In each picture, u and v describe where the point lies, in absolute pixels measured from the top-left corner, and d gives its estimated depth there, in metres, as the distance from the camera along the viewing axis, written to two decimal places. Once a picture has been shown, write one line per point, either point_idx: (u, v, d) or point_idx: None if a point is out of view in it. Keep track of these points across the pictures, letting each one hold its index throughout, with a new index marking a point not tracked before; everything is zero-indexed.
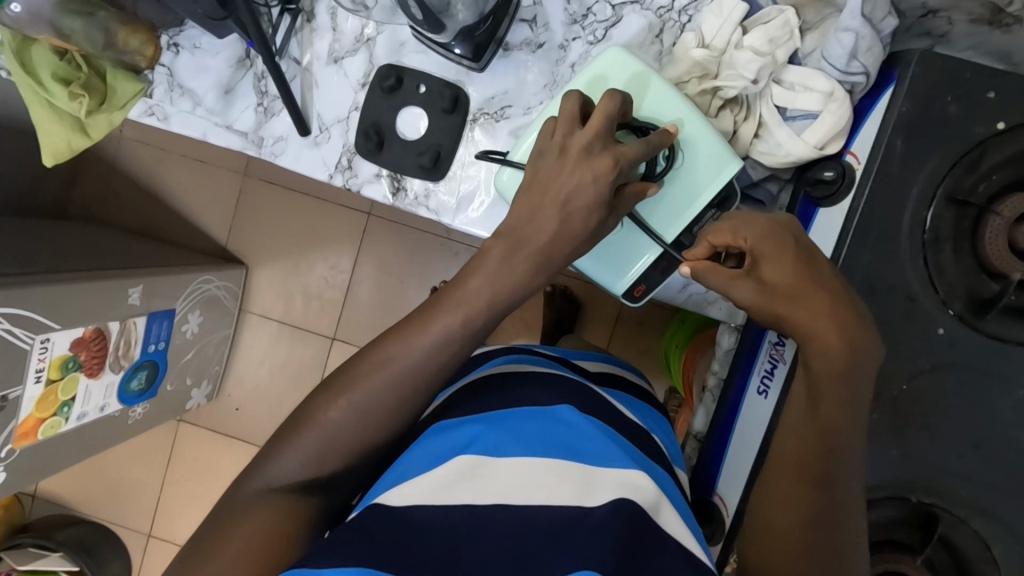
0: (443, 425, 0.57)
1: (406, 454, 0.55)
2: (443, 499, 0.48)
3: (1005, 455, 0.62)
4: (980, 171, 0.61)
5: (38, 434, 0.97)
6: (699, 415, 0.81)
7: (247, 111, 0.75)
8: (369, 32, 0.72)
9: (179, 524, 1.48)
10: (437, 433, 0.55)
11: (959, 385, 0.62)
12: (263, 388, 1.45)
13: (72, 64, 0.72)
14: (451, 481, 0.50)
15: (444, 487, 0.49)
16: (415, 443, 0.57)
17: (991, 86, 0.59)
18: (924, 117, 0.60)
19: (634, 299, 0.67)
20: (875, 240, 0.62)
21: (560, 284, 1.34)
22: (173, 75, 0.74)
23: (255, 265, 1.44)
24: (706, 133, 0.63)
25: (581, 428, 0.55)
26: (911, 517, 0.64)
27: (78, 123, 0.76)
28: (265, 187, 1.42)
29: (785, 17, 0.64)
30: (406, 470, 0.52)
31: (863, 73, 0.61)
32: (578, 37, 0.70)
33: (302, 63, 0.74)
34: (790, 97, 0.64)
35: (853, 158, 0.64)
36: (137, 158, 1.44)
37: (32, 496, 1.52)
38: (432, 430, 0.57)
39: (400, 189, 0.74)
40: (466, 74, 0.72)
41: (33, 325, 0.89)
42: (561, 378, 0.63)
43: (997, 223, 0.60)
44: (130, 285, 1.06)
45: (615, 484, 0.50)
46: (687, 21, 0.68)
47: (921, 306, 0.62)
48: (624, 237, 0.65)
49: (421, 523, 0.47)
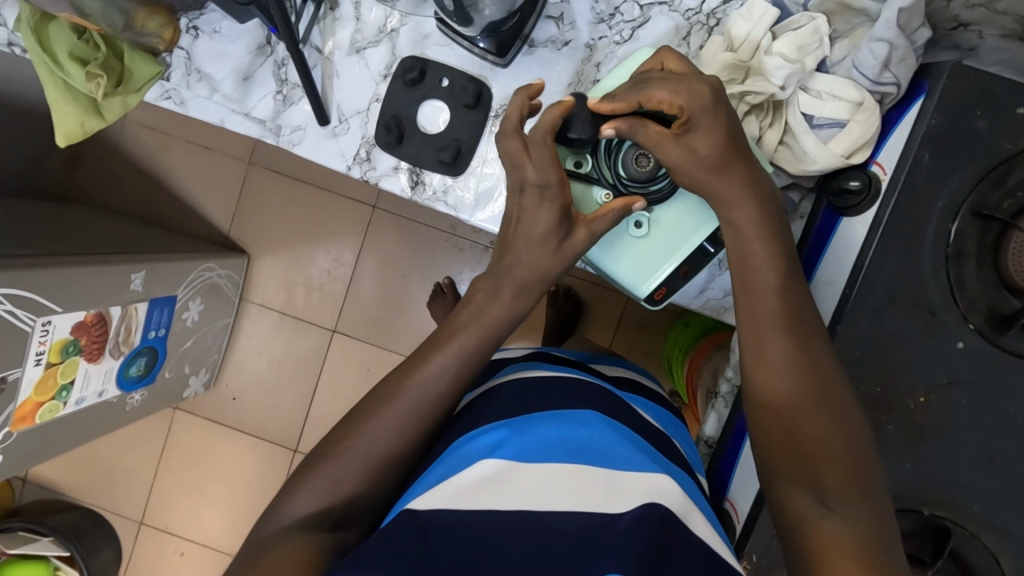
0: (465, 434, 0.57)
1: (433, 466, 0.55)
2: (469, 505, 0.48)
3: (1017, 471, 0.62)
4: (1005, 187, 0.61)
5: (35, 418, 0.95)
6: (710, 419, 0.80)
7: (265, 98, 0.74)
8: (393, 23, 0.71)
9: (171, 513, 1.47)
10: (462, 441, 0.56)
11: (975, 400, 0.62)
12: (261, 379, 1.44)
13: (90, 43, 0.70)
14: (476, 485, 0.50)
15: (468, 492, 0.49)
16: (442, 453, 0.57)
17: (1021, 102, 0.59)
18: (952, 130, 0.60)
19: (654, 302, 0.65)
20: (898, 248, 0.62)
21: (564, 283, 1.34)
22: (191, 60, 0.73)
23: (257, 254, 1.43)
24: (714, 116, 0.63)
25: (606, 433, 0.55)
26: (921, 529, 0.64)
27: (92, 105, 0.74)
28: (270, 176, 1.41)
29: (816, 24, 0.63)
30: (435, 478, 0.52)
31: (893, 83, 0.61)
32: (604, 36, 0.69)
33: (324, 52, 0.73)
34: (817, 105, 0.64)
35: (879, 168, 0.64)
36: (141, 142, 1.42)
37: (23, 480, 1.50)
38: (457, 440, 0.57)
39: (419, 182, 0.73)
40: (490, 69, 0.71)
41: (35, 308, 0.87)
42: (582, 382, 0.64)
43: (1021, 240, 0.60)
44: (133, 270, 1.05)
45: (643, 490, 0.50)
46: (715, 25, 0.68)
47: (941, 318, 0.62)
48: (648, 241, 0.65)
49: (447, 531, 0.46)
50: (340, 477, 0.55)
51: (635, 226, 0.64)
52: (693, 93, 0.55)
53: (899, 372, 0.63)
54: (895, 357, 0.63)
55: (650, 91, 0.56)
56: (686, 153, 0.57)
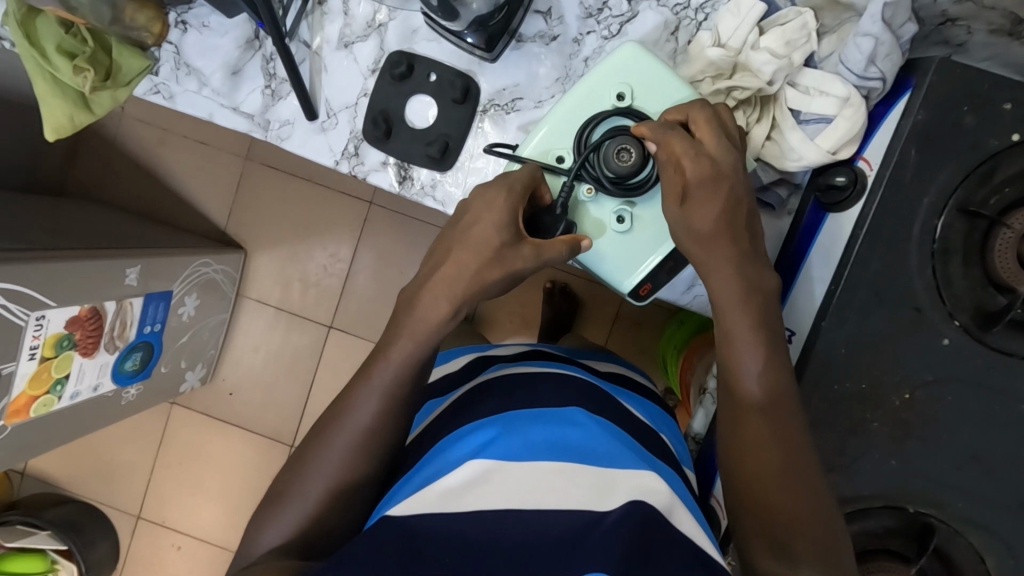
0: (452, 437, 0.57)
1: (414, 471, 0.55)
2: (453, 509, 0.48)
3: (1001, 468, 0.62)
4: (992, 183, 0.61)
5: (30, 412, 0.96)
6: (698, 416, 0.79)
7: (254, 93, 0.74)
8: (381, 18, 0.71)
9: (169, 507, 1.48)
10: (448, 444, 0.56)
11: (960, 396, 0.62)
12: (258, 374, 1.44)
13: (78, 37, 0.71)
14: (463, 486, 0.50)
15: (454, 496, 0.50)
16: (425, 457, 0.57)
17: (1008, 97, 0.59)
18: (939, 126, 0.60)
19: (639, 298, 0.66)
20: (884, 247, 0.61)
21: (560, 280, 1.34)
22: (180, 53, 0.73)
23: (254, 250, 1.43)
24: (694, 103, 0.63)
25: (591, 430, 0.55)
26: (906, 527, 0.64)
27: (81, 98, 0.75)
28: (266, 171, 1.41)
29: (803, 19, 0.63)
30: (418, 482, 0.53)
31: (879, 79, 0.60)
32: (592, 31, 0.69)
33: (312, 47, 0.73)
34: (805, 101, 0.64)
35: (865, 164, 0.63)
36: (137, 137, 1.42)
37: (21, 473, 1.51)
38: (443, 442, 0.57)
39: (407, 177, 0.73)
40: (478, 64, 0.71)
41: (30, 302, 0.88)
42: (570, 379, 0.64)
43: (1008, 236, 0.61)
44: (129, 265, 1.05)
45: (629, 487, 0.50)
46: (703, 19, 0.68)
47: (926, 315, 0.62)
48: (631, 237, 0.65)
49: (431, 535, 0.46)
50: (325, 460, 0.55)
51: (617, 222, 0.64)
52: (698, 166, 0.57)
53: (886, 369, 0.62)
54: (879, 355, 0.62)
55: (669, 139, 0.58)
56: (682, 220, 0.58)
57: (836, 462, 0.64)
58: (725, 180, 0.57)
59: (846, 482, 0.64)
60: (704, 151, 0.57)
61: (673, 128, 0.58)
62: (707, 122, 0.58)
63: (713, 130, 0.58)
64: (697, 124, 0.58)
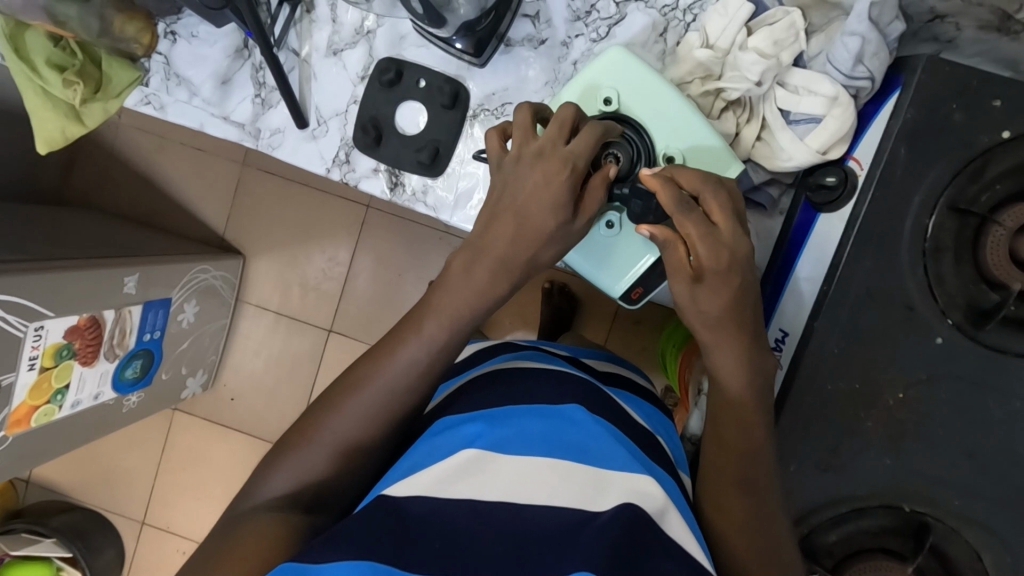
0: (445, 425, 0.57)
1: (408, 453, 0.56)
2: (447, 495, 0.49)
3: (997, 465, 0.62)
4: (983, 181, 0.61)
5: (31, 422, 0.96)
6: (694, 417, 0.81)
7: (244, 102, 0.74)
8: (370, 24, 0.71)
9: (174, 512, 1.48)
10: (443, 431, 0.56)
11: (954, 394, 0.62)
12: (259, 379, 1.44)
13: (67, 50, 0.72)
14: (454, 474, 0.50)
15: (447, 482, 0.50)
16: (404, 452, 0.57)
17: (997, 94, 0.59)
18: (929, 124, 0.60)
19: (631, 301, 0.66)
20: (875, 246, 0.61)
21: (559, 280, 1.33)
22: (169, 64, 0.73)
23: (253, 255, 1.43)
24: (683, 110, 0.63)
25: (590, 428, 0.55)
26: (904, 526, 0.64)
27: (73, 110, 0.75)
28: (264, 177, 1.41)
29: (791, 19, 0.63)
30: (406, 469, 0.53)
31: (868, 78, 0.60)
32: (581, 34, 0.69)
33: (301, 55, 0.73)
34: (793, 100, 0.63)
35: (856, 163, 0.63)
36: (135, 145, 1.43)
37: (26, 481, 1.52)
38: (438, 427, 0.57)
39: (398, 184, 0.73)
40: (467, 69, 0.71)
41: (27, 313, 0.88)
42: (571, 378, 0.63)
43: (999, 234, 0.61)
44: (126, 274, 1.05)
45: (620, 490, 0.50)
46: (692, 20, 0.67)
47: (919, 314, 0.62)
48: (617, 240, 0.65)
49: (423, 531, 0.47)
50: (313, 462, 0.56)
51: (606, 226, 0.65)
52: (713, 252, 0.54)
53: (878, 367, 0.62)
54: (873, 353, 0.62)
55: (684, 221, 0.54)
56: (691, 302, 0.56)
57: (831, 461, 0.64)
58: (737, 268, 0.55)
59: (841, 482, 0.64)
60: (716, 237, 0.54)
61: (689, 206, 0.55)
62: (721, 205, 0.55)
63: (726, 215, 0.55)
64: (709, 205, 0.55)
